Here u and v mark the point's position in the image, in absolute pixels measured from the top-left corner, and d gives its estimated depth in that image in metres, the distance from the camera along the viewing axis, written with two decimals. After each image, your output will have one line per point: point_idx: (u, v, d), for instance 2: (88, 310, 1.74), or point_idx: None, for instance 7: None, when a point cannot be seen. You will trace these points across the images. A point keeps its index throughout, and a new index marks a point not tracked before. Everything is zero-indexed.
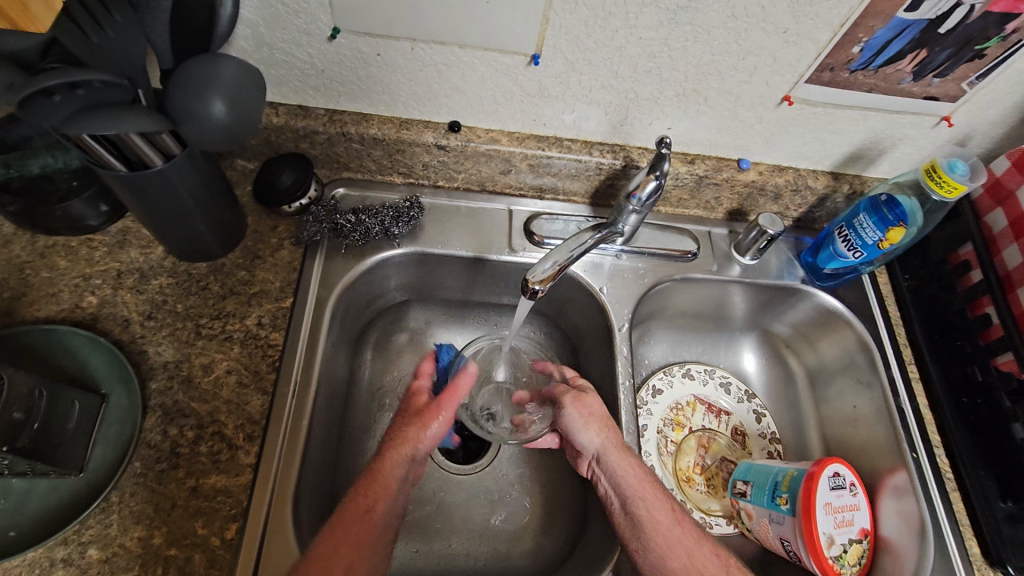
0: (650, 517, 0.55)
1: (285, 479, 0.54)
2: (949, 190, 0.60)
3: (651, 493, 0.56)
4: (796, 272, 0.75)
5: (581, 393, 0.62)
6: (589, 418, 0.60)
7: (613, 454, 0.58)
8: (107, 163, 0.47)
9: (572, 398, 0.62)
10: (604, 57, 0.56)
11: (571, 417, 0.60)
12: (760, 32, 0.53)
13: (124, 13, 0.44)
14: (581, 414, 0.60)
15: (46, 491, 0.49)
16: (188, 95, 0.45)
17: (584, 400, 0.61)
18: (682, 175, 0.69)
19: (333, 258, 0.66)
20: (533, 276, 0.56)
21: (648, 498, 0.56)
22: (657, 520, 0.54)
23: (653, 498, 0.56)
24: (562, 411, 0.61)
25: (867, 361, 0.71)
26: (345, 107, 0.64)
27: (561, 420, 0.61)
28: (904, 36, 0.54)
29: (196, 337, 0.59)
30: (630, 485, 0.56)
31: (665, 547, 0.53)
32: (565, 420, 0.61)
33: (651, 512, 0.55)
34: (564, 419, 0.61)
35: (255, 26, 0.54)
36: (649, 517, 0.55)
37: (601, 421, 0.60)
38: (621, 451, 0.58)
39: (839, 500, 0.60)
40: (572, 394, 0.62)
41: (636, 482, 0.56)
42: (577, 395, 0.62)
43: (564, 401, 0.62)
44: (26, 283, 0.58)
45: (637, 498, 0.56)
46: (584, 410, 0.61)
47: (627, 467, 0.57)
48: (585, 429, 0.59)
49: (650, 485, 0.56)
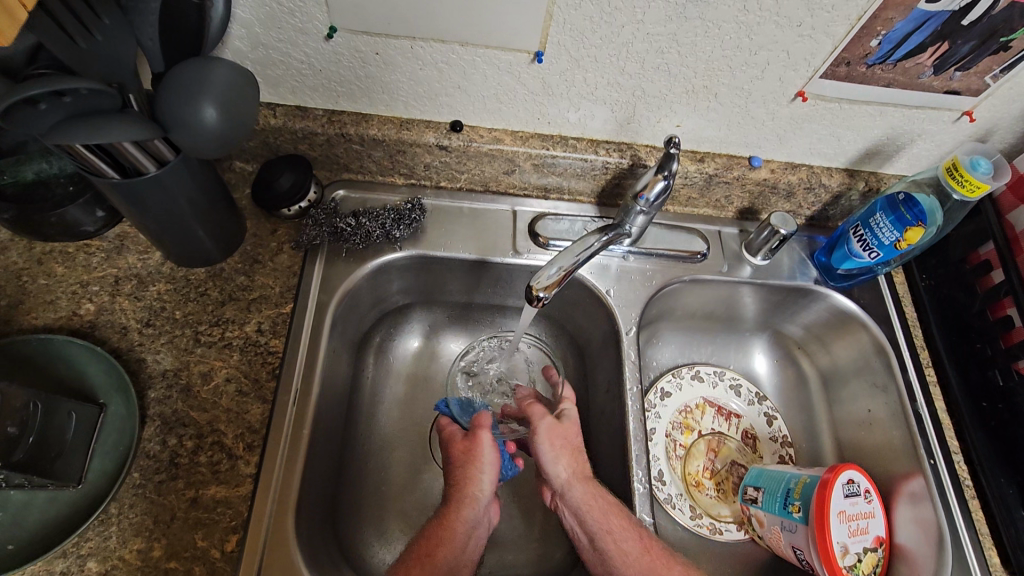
0: (616, 550, 0.54)
1: (287, 488, 0.53)
2: (971, 189, 0.57)
3: (617, 524, 0.56)
4: (809, 272, 0.73)
5: (552, 420, 0.62)
6: (557, 449, 0.61)
7: (577, 487, 0.59)
8: (101, 171, 0.46)
9: (545, 425, 0.62)
10: (610, 54, 0.54)
11: (540, 446, 0.61)
12: (773, 26, 0.51)
13: (113, 16, 0.42)
14: (551, 445, 0.61)
15: (44, 504, 0.49)
16: (179, 101, 0.44)
17: (556, 429, 0.62)
18: (692, 173, 0.67)
19: (334, 262, 0.65)
20: (538, 283, 0.54)
21: (613, 530, 0.55)
22: (624, 551, 0.54)
23: (617, 530, 0.55)
24: (532, 441, 0.62)
25: (883, 365, 0.69)
26: (344, 107, 0.62)
27: (532, 448, 0.63)
28: (925, 29, 0.51)
29: (195, 345, 0.58)
30: (593, 519, 0.57)
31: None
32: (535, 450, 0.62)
33: (616, 544, 0.55)
34: (537, 448, 0.62)
35: (250, 26, 0.52)
36: (616, 550, 0.54)
37: (569, 453, 0.61)
38: (585, 484, 0.59)
39: (854, 507, 0.59)
40: (547, 420, 0.62)
41: (598, 516, 0.56)
42: (550, 423, 0.62)
43: (535, 427, 0.62)
44: (23, 291, 0.57)
45: (602, 533, 0.56)
46: (556, 439, 0.61)
47: (590, 500, 0.58)
48: (553, 460, 0.61)
49: (615, 516, 0.56)
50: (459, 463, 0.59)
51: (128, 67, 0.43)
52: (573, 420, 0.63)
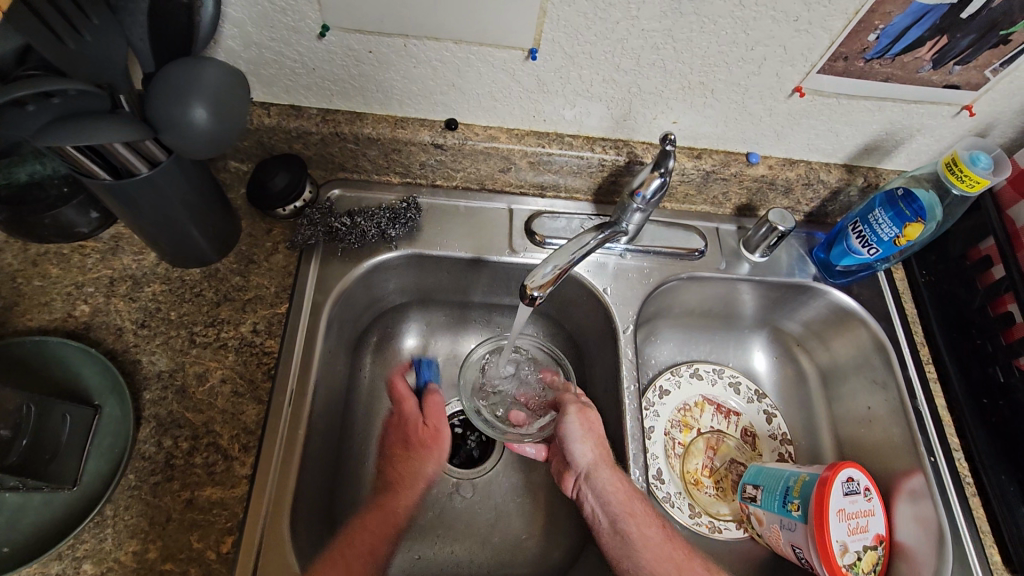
0: (640, 534, 0.55)
1: (281, 489, 0.53)
2: (971, 185, 0.57)
3: (640, 509, 0.56)
4: (807, 268, 0.73)
5: (584, 405, 0.62)
6: (587, 432, 0.60)
7: (604, 470, 0.58)
8: (92, 172, 0.45)
9: (576, 410, 0.61)
10: (605, 51, 0.54)
11: (572, 427, 0.60)
12: (770, 21, 0.50)
13: (102, 16, 0.42)
14: (582, 428, 0.60)
15: (39, 506, 0.49)
16: (169, 102, 0.43)
17: (587, 414, 0.61)
18: (689, 170, 0.67)
19: (330, 262, 0.64)
20: (532, 282, 0.54)
21: (637, 513, 0.56)
22: (646, 535, 0.55)
23: (641, 515, 0.55)
24: (562, 420, 0.61)
25: (883, 362, 0.69)
26: (339, 106, 0.62)
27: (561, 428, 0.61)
28: (924, 22, 0.51)
29: (190, 346, 0.57)
30: (619, 503, 0.56)
31: (654, 563, 0.54)
32: (564, 429, 0.60)
33: (639, 529, 0.55)
34: (564, 427, 0.61)
35: (242, 25, 0.52)
36: (638, 533, 0.55)
37: (598, 438, 0.60)
38: (613, 469, 0.58)
39: (853, 505, 0.58)
40: (578, 405, 0.62)
41: (624, 500, 0.56)
42: (581, 408, 0.62)
43: (568, 410, 0.61)
44: (18, 292, 0.57)
45: (626, 516, 0.56)
46: (587, 424, 0.60)
47: (617, 485, 0.57)
48: (582, 442, 0.59)
49: (638, 501, 0.56)
50: (411, 444, 0.65)
51: (118, 67, 0.43)
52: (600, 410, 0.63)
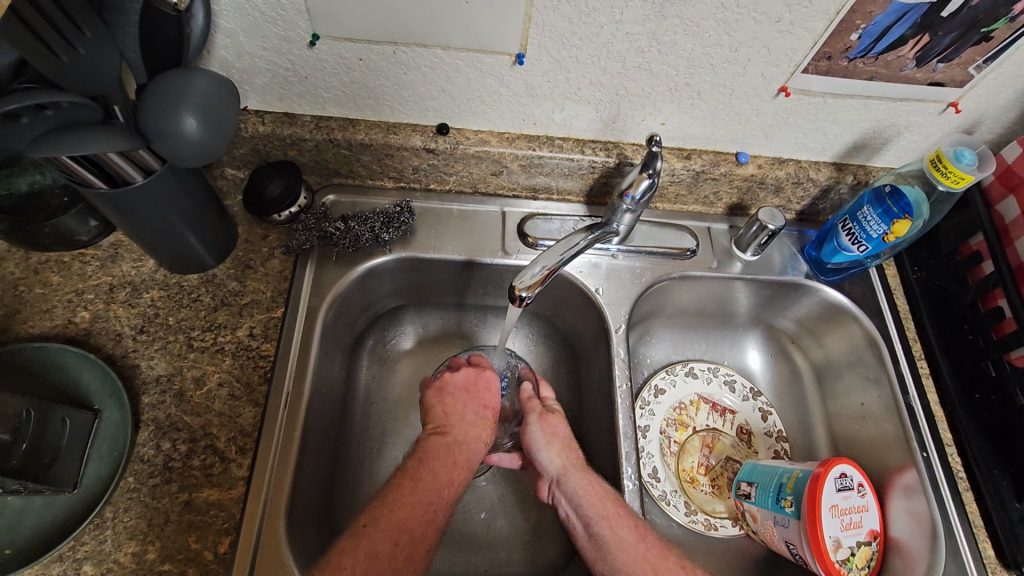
0: (613, 536, 0.53)
1: (278, 490, 0.54)
2: (955, 181, 0.57)
3: (613, 510, 0.54)
4: (799, 267, 0.73)
5: (546, 412, 0.63)
6: (552, 439, 0.61)
7: (574, 475, 0.58)
8: (89, 182, 0.46)
9: (538, 417, 0.63)
10: (591, 54, 0.54)
11: (536, 435, 0.61)
12: (753, 22, 0.51)
13: (96, 29, 0.43)
14: (545, 434, 0.61)
15: (40, 509, 0.50)
16: (159, 110, 0.45)
17: (549, 420, 0.62)
18: (679, 171, 0.67)
19: (325, 266, 0.65)
20: (521, 282, 0.55)
21: (610, 515, 0.54)
22: (621, 537, 0.53)
23: (614, 516, 0.54)
24: (526, 430, 0.62)
25: (875, 357, 0.69)
26: (332, 113, 0.63)
27: (525, 438, 0.62)
28: (906, 21, 0.51)
29: (188, 350, 0.59)
30: (591, 506, 0.55)
31: (629, 566, 0.51)
32: (529, 438, 0.62)
33: (612, 531, 0.53)
34: (528, 437, 0.62)
35: (234, 35, 0.53)
36: (612, 535, 0.53)
37: (564, 443, 0.61)
38: (582, 471, 0.58)
39: (847, 501, 0.59)
40: (539, 413, 0.63)
41: (596, 501, 0.55)
42: (542, 415, 0.63)
43: (529, 420, 0.63)
44: (20, 300, 0.59)
45: (599, 518, 0.54)
46: (550, 430, 0.62)
47: (588, 487, 0.57)
48: (549, 449, 0.60)
49: (611, 502, 0.55)
50: (485, 400, 0.61)
51: (111, 79, 0.44)
52: (563, 415, 0.64)
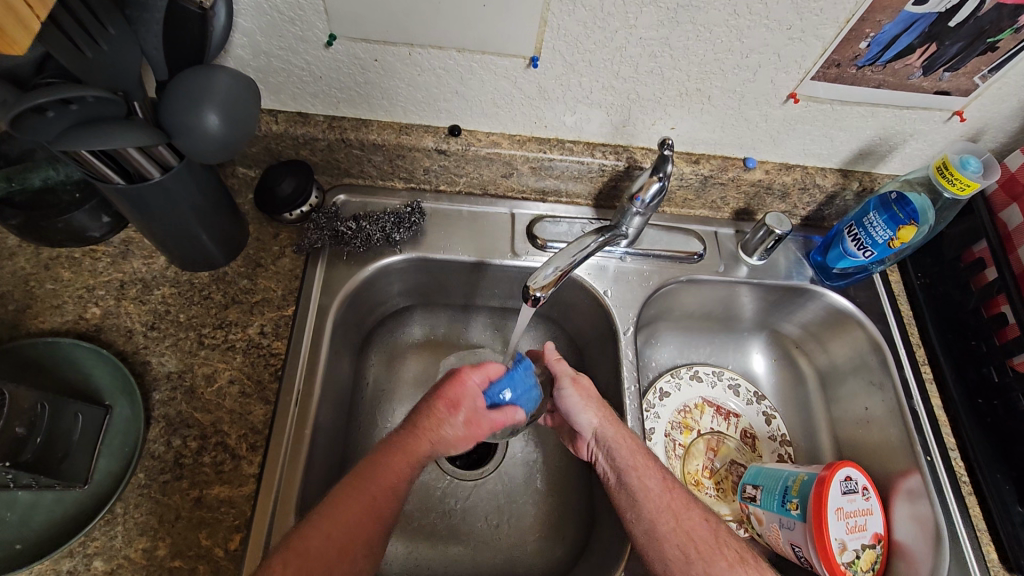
0: (642, 486, 0.54)
1: (289, 484, 0.54)
2: (962, 187, 0.58)
3: (642, 461, 0.56)
4: (805, 272, 0.74)
5: (578, 374, 0.62)
6: (587, 398, 0.60)
7: (608, 429, 0.58)
8: (106, 177, 0.47)
9: (570, 380, 0.61)
10: (604, 58, 0.55)
11: (570, 397, 0.60)
12: (764, 30, 0.52)
13: (118, 25, 0.44)
14: (581, 395, 0.60)
15: (51, 504, 0.50)
16: (183, 108, 0.45)
17: (581, 381, 0.61)
18: (687, 175, 0.68)
19: (334, 265, 0.66)
20: (535, 283, 0.56)
21: (639, 466, 0.55)
22: (649, 487, 0.54)
23: (643, 467, 0.55)
24: (560, 392, 0.61)
25: (879, 362, 0.70)
26: (345, 113, 0.63)
27: (559, 399, 0.61)
28: (914, 30, 0.52)
29: (199, 347, 0.59)
30: (622, 457, 0.56)
31: (656, 514, 0.53)
32: (563, 400, 0.60)
33: (641, 480, 0.55)
34: (563, 399, 0.60)
35: (252, 34, 0.53)
36: (641, 484, 0.55)
37: (598, 401, 0.60)
38: (616, 426, 0.58)
39: (852, 504, 0.59)
40: (569, 376, 0.61)
41: (627, 452, 0.56)
42: (574, 378, 0.61)
43: (562, 382, 0.61)
44: (31, 295, 0.58)
45: (629, 468, 0.55)
46: (583, 392, 0.60)
47: (620, 439, 0.57)
48: (584, 407, 0.59)
49: (641, 453, 0.56)
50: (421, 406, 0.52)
51: (131, 76, 0.45)
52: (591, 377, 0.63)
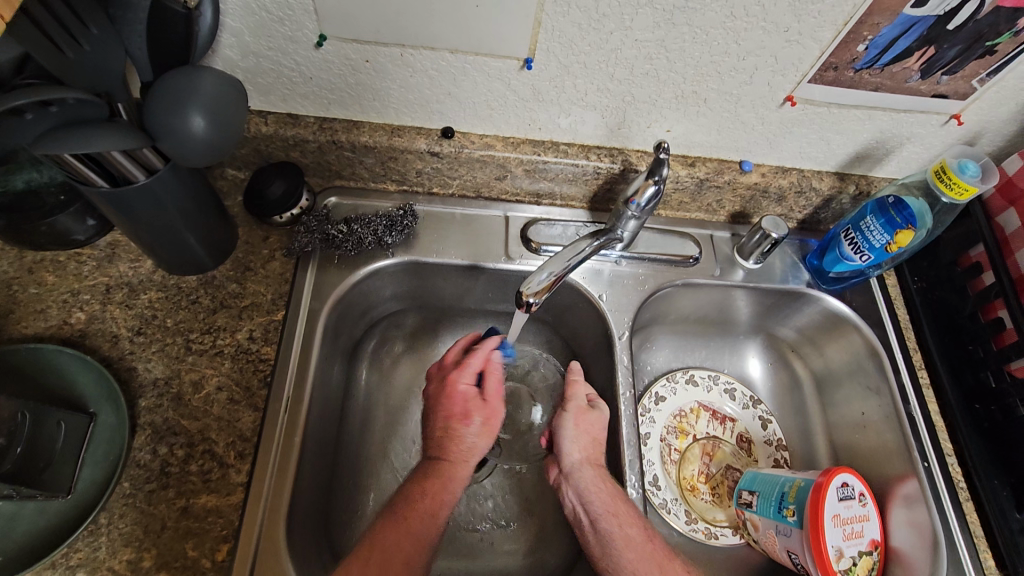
0: (621, 534, 0.54)
1: (279, 492, 0.53)
2: (960, 192, 0.58)
3: (623, 509, 0.56)
4: (800, 276, 0.73)
5: (587, 406, 0.63)
6: (583, 431, 0.61)
7: (588, 470, 0.59)
8: (88, 180, 0.46)
9: (575, 409, 0.62)
10: (599, 60, 0.54)
11: (568, 425, 0.61)
12: (761, 32, 0.51)
13: (101, 25, 0.42)
14: (578, 427, 0.61)
15: (33, 514, 0.49)
16: (168, 109, 0.44)
17: (588, 414, 0.62)
18: (683, 178, 0.67)
19: (326, 268, 0.65)
20: (528, 288, 0.55)
21: (619, 513, 0.55)
22: (628, 535, 0.54)
23: (623, 514, 0.56)
24: (560, 418, 0.62)
25: (876, 366, 0.69)
26: (336, 115, 0.62)
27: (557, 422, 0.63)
28: (912, 33, 0.51)
29: (186, 353, 0.57)
30: (601, 502, 0.56)
31: (636, 564, 0.53)
32: (560, 425, 0.62)
33: (621, 528, 0.55)
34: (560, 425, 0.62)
35: (240, 34, 0.52)
36: (620, 532, 0.55)
37: (591, 439, 0.61)
38: (597, 468, 0.59)
39: (848, 511, 0.58)
40: (578, 405, 0.62)
41: (606, 498, 0.56)
42: (580, 410, 0.62)
43: (567, 408, 0.62)
44: (14, 300, 0.57)
45: (607, 514, 0.56)
46: (584, 424, 0.61)
47: (599, 484, 0.58)
48: (575, 441, 0.61)
49: (620, 500, 0.57)
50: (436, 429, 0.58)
51: (115, 76, 0.44)
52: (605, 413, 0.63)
